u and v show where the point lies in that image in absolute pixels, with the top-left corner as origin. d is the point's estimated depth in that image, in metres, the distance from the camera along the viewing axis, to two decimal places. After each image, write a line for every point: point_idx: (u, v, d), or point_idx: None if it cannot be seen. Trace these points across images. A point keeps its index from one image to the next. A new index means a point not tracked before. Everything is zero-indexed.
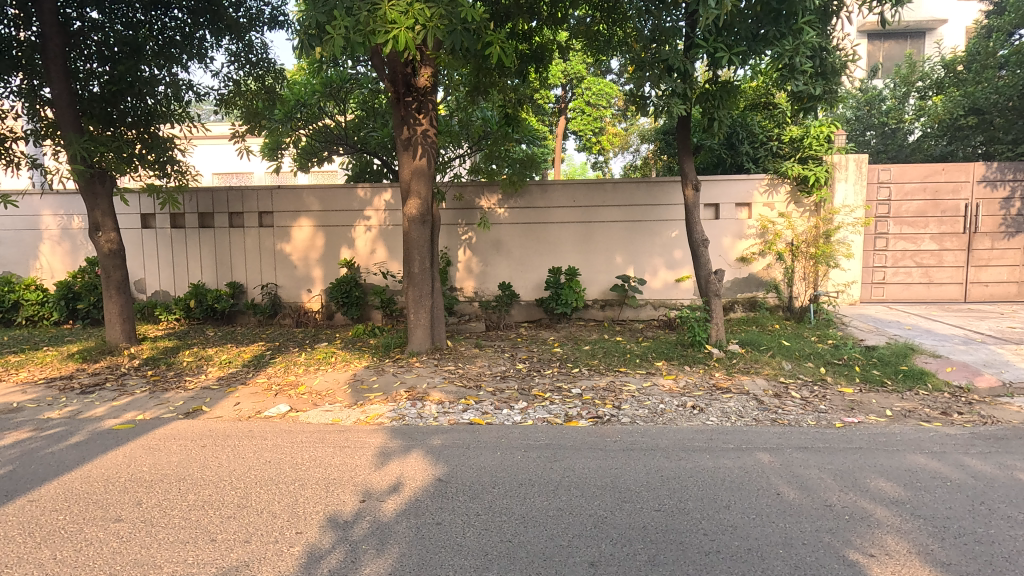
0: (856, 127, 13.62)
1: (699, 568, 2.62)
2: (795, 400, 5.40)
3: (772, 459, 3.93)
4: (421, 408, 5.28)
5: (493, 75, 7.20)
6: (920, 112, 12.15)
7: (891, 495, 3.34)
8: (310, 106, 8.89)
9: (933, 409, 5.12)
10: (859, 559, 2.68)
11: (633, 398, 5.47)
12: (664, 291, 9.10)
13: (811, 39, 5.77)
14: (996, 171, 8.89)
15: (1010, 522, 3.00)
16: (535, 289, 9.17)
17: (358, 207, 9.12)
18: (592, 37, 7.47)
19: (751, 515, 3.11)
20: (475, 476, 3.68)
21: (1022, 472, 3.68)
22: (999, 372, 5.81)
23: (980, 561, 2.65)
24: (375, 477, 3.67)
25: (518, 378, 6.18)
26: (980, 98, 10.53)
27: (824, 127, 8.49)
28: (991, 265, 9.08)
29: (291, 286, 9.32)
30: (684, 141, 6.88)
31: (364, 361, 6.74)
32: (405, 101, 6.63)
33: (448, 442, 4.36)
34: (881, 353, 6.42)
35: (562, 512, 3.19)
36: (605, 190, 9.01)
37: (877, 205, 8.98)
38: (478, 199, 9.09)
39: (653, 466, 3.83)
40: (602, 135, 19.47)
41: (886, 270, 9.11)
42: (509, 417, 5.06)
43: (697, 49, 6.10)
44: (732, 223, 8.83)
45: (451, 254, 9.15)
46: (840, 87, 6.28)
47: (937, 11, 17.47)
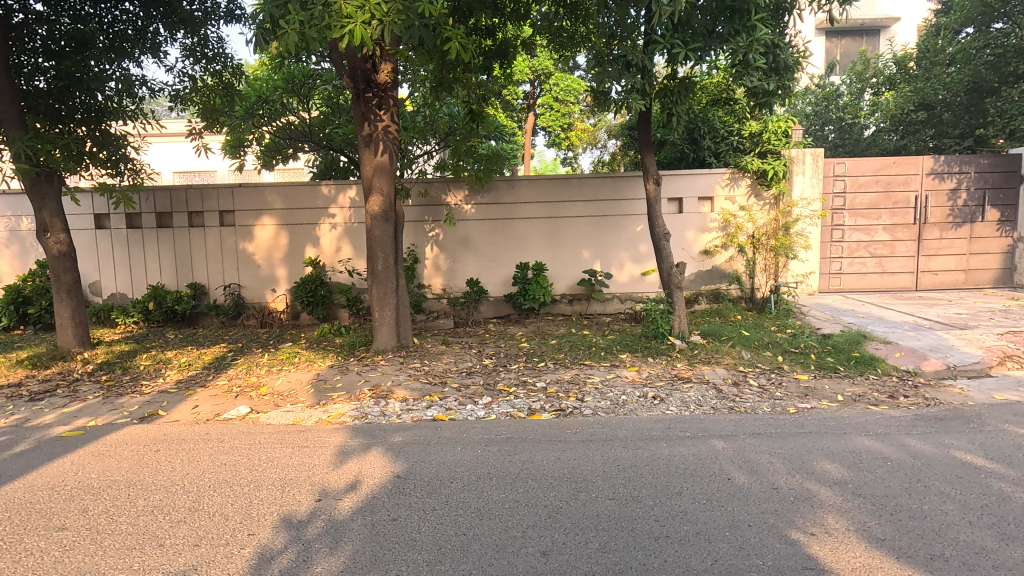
0: (814, 123, 13.70)
1: (648, 553, 2.68)
2: (752, 388, 5.55)
3: (725, 445, 4.03)
4: (384, 406, 5.26)
5: (458, 71, 7.17)
6: (875, 108, 12.53)
7: (836, 476, 3.47)
8: (272, 102, 8.67)
9: (881, 393, 5.33)
10: (799, 538, 2.78)
11: (596, 390, 5.54)
12: (630, 284, 9.22)
13: (763, 36, 5.98)
14: (943, 164, 9.25)
15: (942, 498, 3.15)
16: (503, 285, 9.19)
17: (323, 205, 8.99)
18: (556, 34, 7.51)
19: (702, 501, 3.19)
20: (434, 472, 3.68)
21: (958, 450, 3.86)
22: (944, 357, 6.07)
23: (912, 535, 2.78)
24: (332, 477, 3.63)
25: (483, 373, 6.19)
26: (929, 94, 11.07)
27: (782, 122, 8.64)
28: (940, 255, 9.46)
29: (254, 286, 9.13)
30: (644, 136, 6.96)
31: (329, 360, 6.66)
32: (365, 96, 6.54)
33: (409, 439, 4.36)
34: (836, 340, 6.63)
35: (518, 504, 3.22)
36: (571, 185, 9.07)
37: (833, 198, 9.25)
38: (445, 195, 9.04)
39: (610, 456, 3.90)
40: (570, 131, 19.40)
41: (842, 260, 9.40)
42: (473, 413, 5.08)
43: (654, 45, 6.16)
44: (695, 217, 8.96)
45: (418, 252, 9.09)
46: (793, 83, 6.52)
47: (890, 9, 18.01)
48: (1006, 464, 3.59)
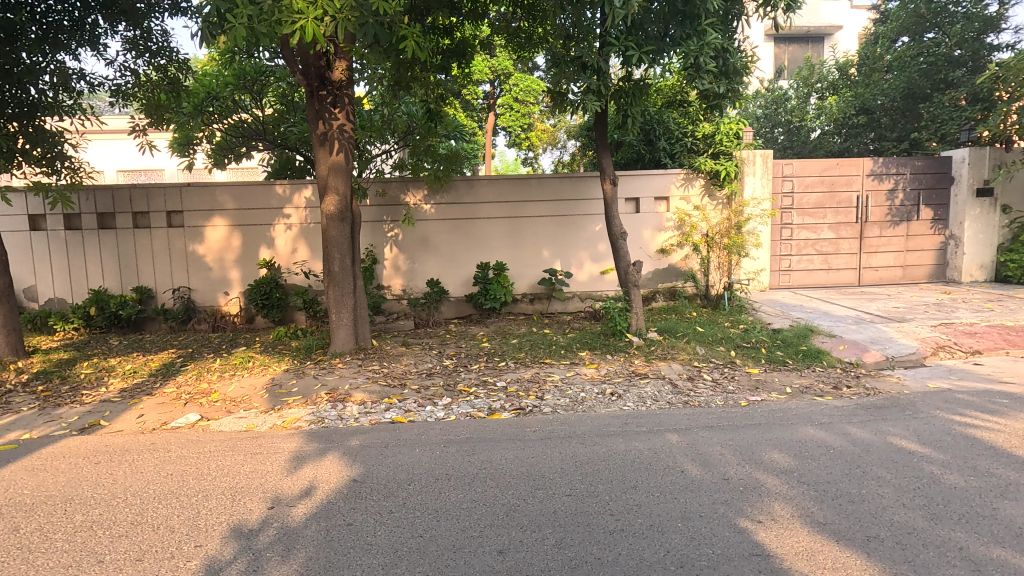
0: (764, 125, 14.19)
1: (603, 547, 2.73)
2: (707, 383, 5.72)
3: (680, 439, 4.14)
4: (342, 410, 5.17)
5: (416, 69, 7.10)
6: (820, 112, 13.05)
7: (782, 465, 3.61)
8: (223, 99, 8.40)
9: (827, 384, 5.58)
10: (747, 526, 2.88)
11: (556, 388, 5.59)
12: (590, 283, 9.35)
13: (713, 41, 6.16)
14: (882, 165, 9.74)
15: (878, 482, 3.32)
16: (464, 285, 9.15)
17: (277, 205, 8.76)
18: (514, 34, 7.52)
19: (655, 494, 3.27)
20: (392, 474, 3.65)
21: (894, 436, 4.08)
22: (883, 348, 6.41)
23: (851, 519, 2.92)
24: (286, 483, 3.54)
25: (444, 374, 6.17)
26: (868, 100, 11.56)
27: (733, 124, 8.91)
28: (881, 252, 9.95)
29: (205, 289, 8.81)
30: (601, 137, 7.05)
31: (284, 364, 6.48)
32: (319, 94, 6.42)
33: (367, 442, 4.30)
34: (785, 335, 6.88)
35: (476, 504, 3.21)
36: (531, 185, 9.12)
37: (782, 197, 9.60)
38: (403, 195, 8.94)
39: (568, 453, 3.94)
40: (530, 131, 19.27)
41: (791, 258, 9.78)
42: (432, 414, 5.04)
43: (608, 48, 6.26)
44: (652, 217, 9.13)
45: (377, 252, 8.96)
46: (741, 86, 6.72)
47: (833, 17, 18.85)
48: (937, 448, 3.81)
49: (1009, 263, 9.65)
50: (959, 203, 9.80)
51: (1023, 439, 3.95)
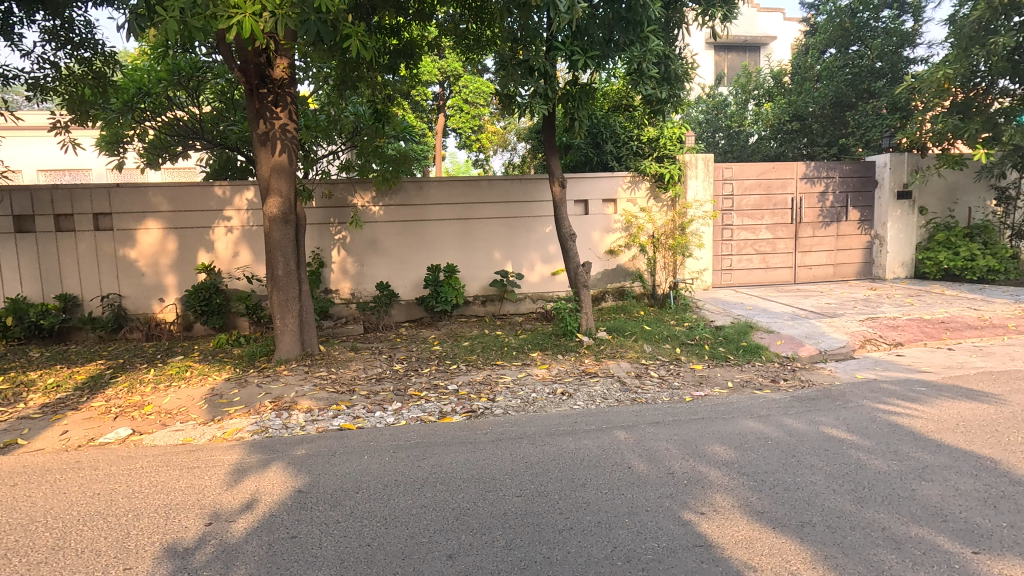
0: (706, 130, 14.70)
1: (552, 546, 2.75)
2: (653, 379, 5.88)
3: (627, 435, 4.23)
4: (286, 418, 5.00)
5: (362, 69, 6.95)
6: (757, 118, 13.65)
7: (724, 457, 3.75)
8: (155, 95, 7.86)
9: (765, 377, 5.85)
10: (691, 518, 2.98)
11: (507, 390, 5.61)
12: (541, 284, 9.43)
13: (656, 47, 6.35)
14: (813, 169, 10.30)
15: (811, 470, 3.50)
16: (414, 288, 9.05)
17: (216, 207, 8.39)
18: (462, 36, 7.48)
19: (604, 490, 3.33)
20: (338, 483, 3.56)
21: (826, 426, 4.31)
22: (817, 343, 6.78)
23: (786, 506, 3.07)
24: (225, 498, 3.39)
25: (394, 379, 6.07)
26: (801, 107, 12.21)
27: (676, 129, 9.24)
28: (814, 251, 10.52)
29: (137, 296, 8.32)
30: (549, 139, 7.12)
31: (225, 373, 6.21)
32: (259, 92, 6.19)
33: (312, 451, 4.17)
34: (727, 332, 7.16)
35: (425, 509, 3.18)
36: (481, 187, 9.11)
37: (723, 199, 9.99)
38: (350, 197, 8.75)
39: (518, 453, 3.96)
40: (481, 133, 19.12)
41: (732, 257, 10.18)
42: (382, 420, 4.95)
43: (555, 52, 6.34)
44: (600, 218, 9.31)
45: (324, 255, 8.72)
46: (682, 92, 6.95)
47: (768, 28, 19.79)
48: (863, 435, 4.06)
49: (926, 261, 10.41)
50: (882, 205, 10.48)
51: (938, 424, 4.26)
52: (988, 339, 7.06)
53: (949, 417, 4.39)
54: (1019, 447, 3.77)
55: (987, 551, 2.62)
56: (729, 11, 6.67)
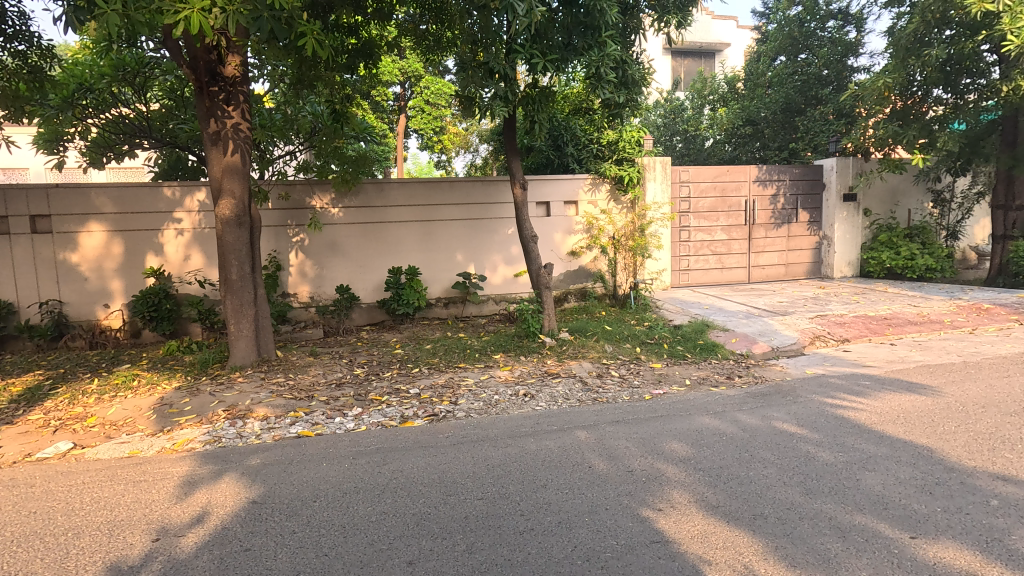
0: (664, 133, 15.02)
1: (512, 549, 2.75)
2: (614, 379, 5.97)
3: (588, 435, 4.28)
4: (241, 427, 4.84)
5: (319, 68, 6.79)
6: (713, 123, 14.04)
7: (681, 454, 3.84)
8: (98, 92, 7.50)
9: (721, 374, 6.02)
10: (649, 515, 3.03)
11: (469, 392, 5.59)
12: (504, 286, 9.45)
13: (613, 52, 6.45)
14: (765, 172, 10.66)
15: (763, 464, 3.63)
16: (375, 291, 8.92)
17: (166, 209, 8.07)
18: (423, 37, 7.42)
19: (564, 490, 3.36)
20: (295, 492, 3.47)
21: (778, 420, 4.47)
22: (770, 340, 7.02)
23: (739, 500, 3.16)
24: (174, 512, 3.26)
25: (354, 384, 5.95)
26: (753, 112, 12.63)
27: (635, 132, 9.40)
28: (766, 251, 10.89)
29: (80, 302, 7.91)
30: (510, 141, 7.13)
31: (175, 381, 5.98)
32: (209, 90, 5.98)
33: (268, 460, 4.06)
34: (685, 330, 7.33)
35: (385, 515, 3.13)
36: (442, 188, 9.06)
37: (680, 201, 10.23)
38: (308, 198, 8.54)
39: (479, 456, 3.95)
40: (443, 133, 19.29)
41: (689, 258, 10.44)
42: (341, 425, 4.86)
43: (514, 54, 6.31)
44: (562, 220, 9.38)
45: (281, 258, 8.50)
46: (640, 96, 7.06)
47: (723, 34, 20.38)
48: (812, 429, 4.23)
49: (870, 261, 10.92)
50: (830, 207, 10.94)
51: (880, 416, 4.48)
52: (927, 334, 7.46)
53: (891, 409, 4.61)
54: (952, 436, 4.00)
55: (923, 535, 2.77)
56: (684, 17, 6.84)
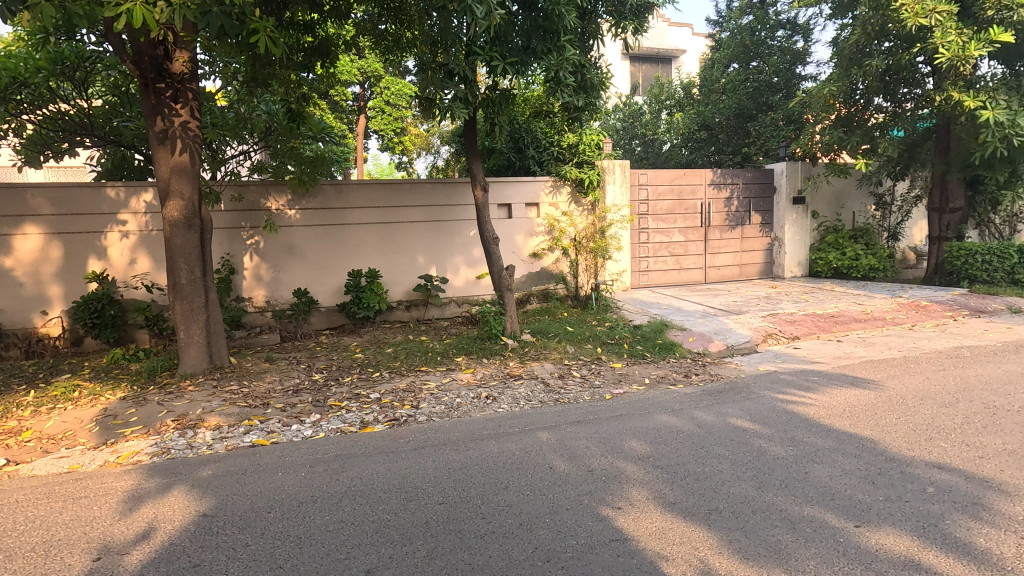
0: (623, 137, 15.28)
1: (473, 553, 2.74)
2: (575, 379, 6.03)
3: (549, 436, 4.30)
4: (191, 438, 4.65)
5: (274, 66, 6.58)
6: (669, 127, 14.37)
7: (640, 452, 3.91)
8: (35, 86, 7.00)
9: (679, 373, 6.16)
10: (609, 513, 3.07)
11: (431, 396, 5.54)
12: (466, 288, 9.41)
13: (572, 56, 6.51)
14: (720, 176, 10.97)
15: (719, 460, 3.72)
16: (334, 294, 8.73)
17: (109, 210, 7.70)
18: (381, 37, 7.33)
19: (525, 492, 3.36)
20: (248, 504, 3.35)
21: (732, 417, 4.60)
22: (725, 338, 7.22)
23: (696, 496, 3.24)
24: (117, 529, 3.10)
25: (312, 390, 5.81)
26: (708, 117, 13.01)
27: (595, 136, 9.55)
28: (721, 252, 11.22)
29: (14, 309, 7.41)
30: (470, 143, 7.10)
31: (121, 391, 5.70)
32: (155, 87, 5.75)
33: (220, 471, 3.91)
34: (645, 331, 7.47)
35: (343, 524, 3.07)
36: (403, 190, 8.97)
37: (638, 204, 10.42)
38: (263, 200, 8.30)
39: (441, 460, 3.91)
40: (404, 135, 18.80)
41: (648, 259, 10.65)
42: (298, 433, 4.73)
43: (474, 56, 6.33)
44: (523, 222, 9.41)
45: (234, 262, 8.22)
46: (599, 100, 7.13)
47: (679, 41, 20.96)
48: (764, 424, 4.37)
49: (818, 261, 11.40)
50: (780, 210, 11.35)
51: (828, 410, 4.67)
52: (871, 330, 7.84)
53: (838, 403, 4.82)
54: (893, 428, 4.21)
55: (867, 524, 2.90)
56: (641, 24, 7.04)
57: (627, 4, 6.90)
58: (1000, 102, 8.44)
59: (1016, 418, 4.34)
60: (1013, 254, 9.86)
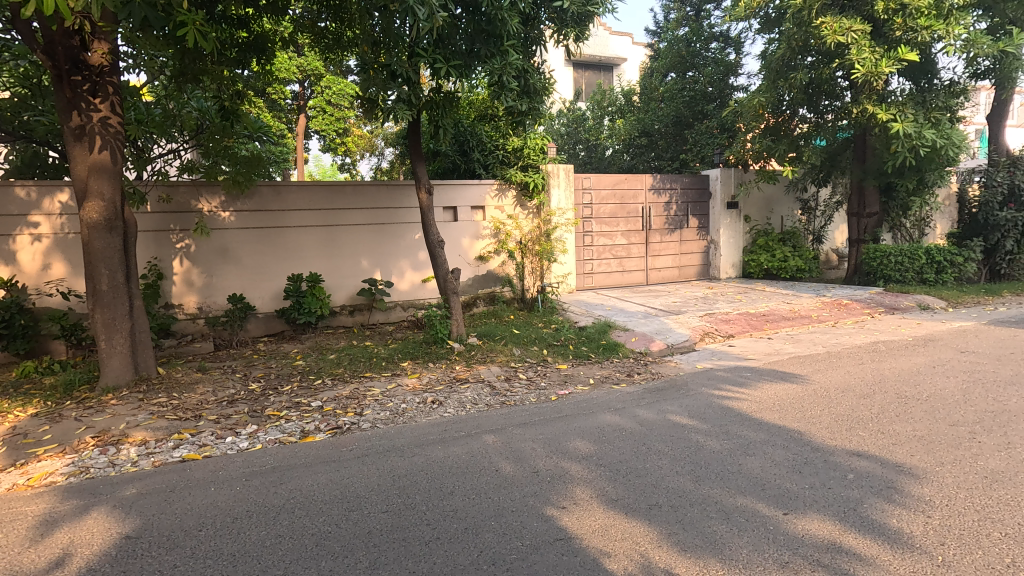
0: (567, 141, 15.56)
1: (417, 560, 2.70)
2: (522, 381, 6.06)
3: (495, 439, 4.31)
4: (114, 455, 4.35)
5: (205, 62, 6.26)
6: (611, 133, 14.75)
7: (584, 452, 3.98)
8: None
9: (622, 372, 6.32)
10: (553, 513, 3.11)
11: (376, 402, 5.42)
12: (411, 292, 9.28)
13: (515, 61, 6.54)
14: (659, 181, 11.36)
15: (660, 456, 3.84)
16: (273, 300, 8.40)
17: (19, 212, 7.10)
18: (321, 35, 7.13)
19: (471, 496, 3.35)
20: (178, 522, 3.17)
21: (672, 413, 4.76)
22: (665, 338, 7.47)
23: (637, 492, 3.33)
24: (27, 557, 2.86)
25: (249, 400, 5.56)
26: (647, 124, 13.46)
27: (539, 140, 9.67)
28: (662, 255, 11.61)
29: None
30: (415, 145, 7.00)
31: (32, 408, 5.26)
32: (71, 80, 5.36)
33: (146, 489, 3.68)
34: (589, 332, 7.61)
35: (281, 539, 2.95)
36: (345, 192, 8.74)
37: (582, 208, 10.61)
38: (195, 201, 7.87)
39: (385, 468, 3.84)
40: (346, 136, 18.29)
41: (593, 262, 10.86)
42: (233, 445, 4.52)
43: (417, 58, 6.26)
44: (469, 225, 9.37)
45: (162, 266, 7.76)
46: (543, 105, 7.22)
47: (620, 50, 21.55)
48: (701, 420, 4.55)
49: (751, 262, 12.00)
50: (716, 214, 11.88)
51: (759, 404, 4.92)
52: (798, 328, 8.32)
53: (768, 398, 5.08)
54: (817, 419, 4.48)
55: (794, 511, 3.07)
56: (581, 31, 7.12)
57: (568, 11, 6.94)
58: (908, 115, 9.18)
59: (924, 406, 4.72)
60: (922, 256, 10.75)
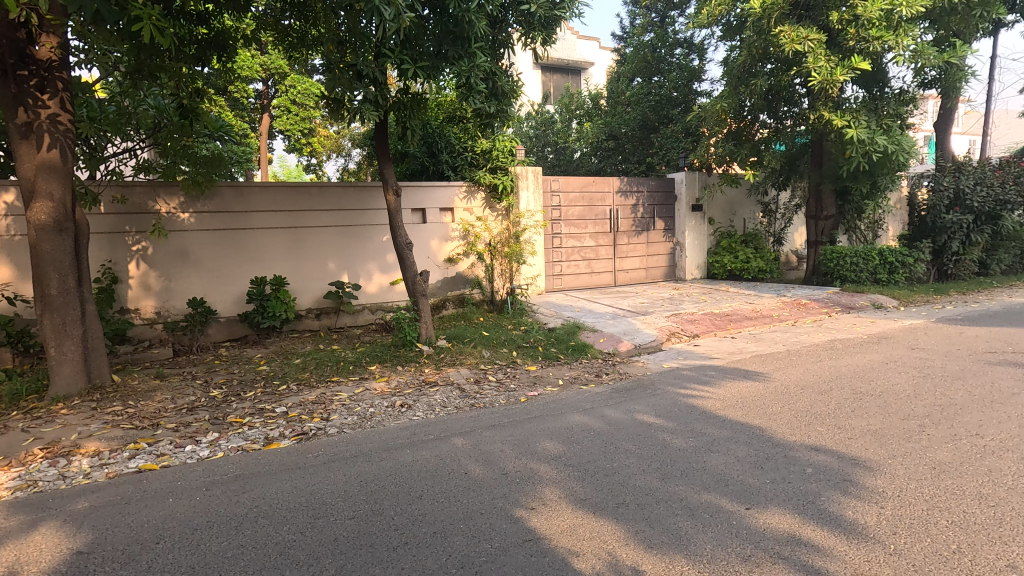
0: (536, 144, 15.64)
1: (385, 566, 2.67)
2: (491, 384, 6.06)
3: (464, 441, 4.29)
4: (65, 467, 4.16)
5: (161, 57, 6.05)
6: (579, 136, 14.89)
7: (553, 452, 4.00)
8: None
9: (591, 373, 6.38)
10: (522, 515, 3.12)
11: (343, 407, 5.34)
12: (379, 294, 9.16)
13: (483, 64, 6.54)
14: (626, 184, 11.53)
15: (627, 455, 3.89)
16: (235, 304, 8.18)
17: None
18: (285, 33, 7.00)
19: (440, 500, 3.33)
20: (134, 536, 3.05)
21: (639, 413, 4.83)
22: (633, 338, 7.58)
23: (605, 491, 3.36)
24: None
25: (210, 406, 5.40)
26: (614, 127, 13.65)
27: (507, 142, 9.67)
28: (629, 256, 11.78)
29: None
30: (382, 146, 6.92)
31: None
32: (16, 74, 5.13)
33: (100, 501, 3.53)
34: (559, 333, 7.66)
35: (244, 549, 2.87)
36: (310, 194, 8.58)
37: (551, 210, 10.68)
38: (151, 202, 7.60)
39: (353, 473, 3.78)
40: (312, 136, 17.98)
41: (561, 264, 10.94)
42: (193, 454, 4.38)
43: (384, 58, 6.20)
44: (438, 227, 9.32)
45: (117, 269, 7.47)
46: (511, 107, 7.25)
47: (587, 54, 21.80)
48: (668, 419, 4.63)
49: (715, 263, 12.29)
50: (681, 216, 12.12)
51: (723, 402, 5.04)
52: (760, 327, 8.56)
53: (732, 396, 5.21)
54: (778, 416, 4.61)
55: (756, 506, 3.15)
56: (548, 35, 7.18)
57: (535, 15, 6.98)
58: (862, 122, 9.54)
59: (877, 401, 4.92)
60: (875, 257, 11.21)
